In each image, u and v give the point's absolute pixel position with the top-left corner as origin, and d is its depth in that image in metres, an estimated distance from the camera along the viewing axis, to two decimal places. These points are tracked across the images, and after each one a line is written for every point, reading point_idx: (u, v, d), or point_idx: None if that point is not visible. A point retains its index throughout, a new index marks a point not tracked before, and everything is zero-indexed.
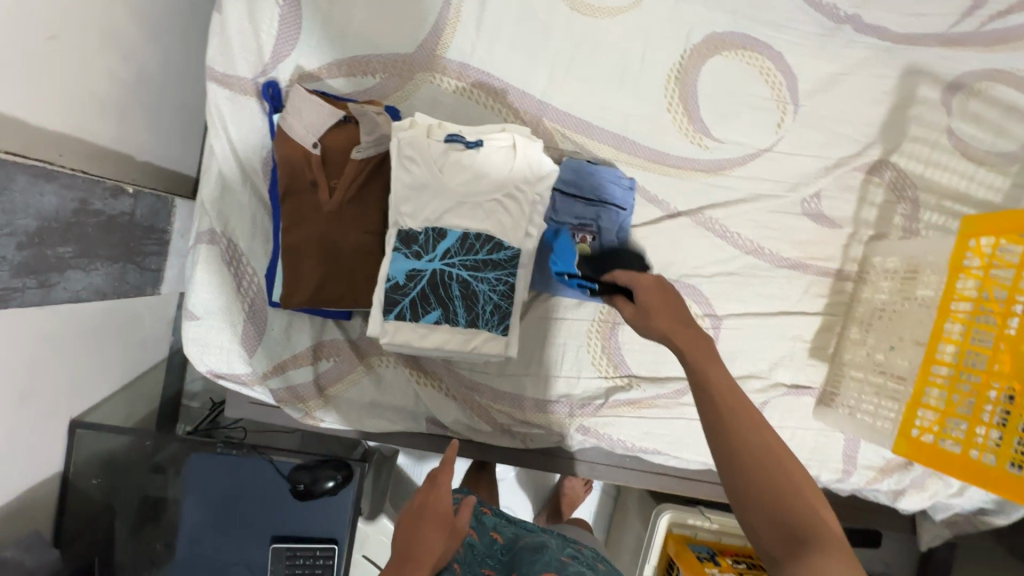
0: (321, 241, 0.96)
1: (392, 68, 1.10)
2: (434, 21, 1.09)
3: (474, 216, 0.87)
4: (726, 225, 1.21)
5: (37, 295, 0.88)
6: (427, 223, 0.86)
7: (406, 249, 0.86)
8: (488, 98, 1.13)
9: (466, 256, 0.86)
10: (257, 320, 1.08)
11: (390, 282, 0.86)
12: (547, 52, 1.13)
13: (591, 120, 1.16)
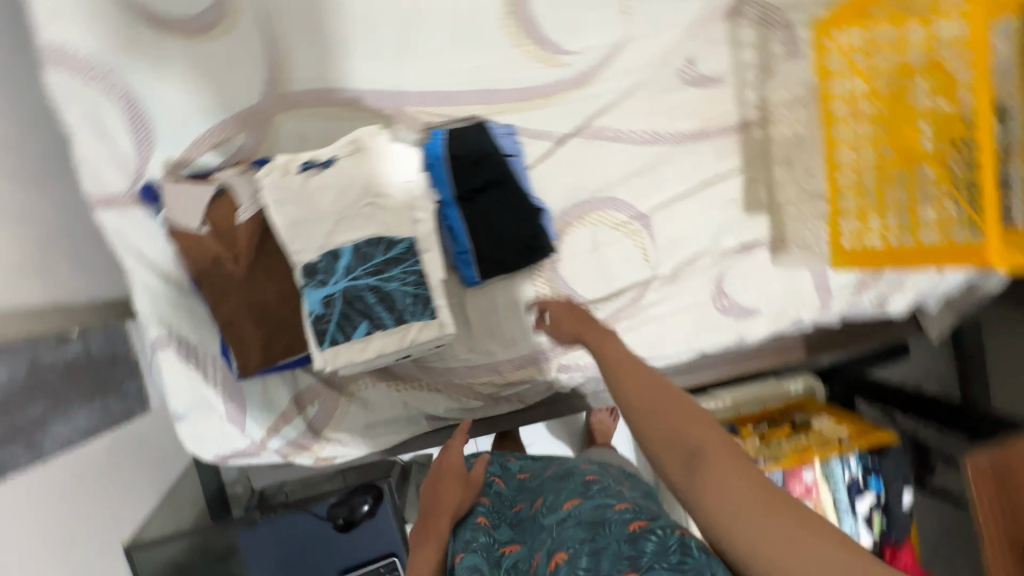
0: (253, 302, 1.02)
1: (249, 124, 1.14)
2: (266, 64, 1.11)
3: (358, 229, 0.96)
4: (618, 127, 1.21)
5: (30, 454, 0.97)
6: (323, 251, 0.95)
7: (314, 280, 0.94)
8: (347, 111, 1.16)
9: (367, 265, 0.95)
10: (235, 397, 1.14)
11: (312, 316, 0.95)
12: (380, 44, 1.14)
13: (449, 87, 1.17)
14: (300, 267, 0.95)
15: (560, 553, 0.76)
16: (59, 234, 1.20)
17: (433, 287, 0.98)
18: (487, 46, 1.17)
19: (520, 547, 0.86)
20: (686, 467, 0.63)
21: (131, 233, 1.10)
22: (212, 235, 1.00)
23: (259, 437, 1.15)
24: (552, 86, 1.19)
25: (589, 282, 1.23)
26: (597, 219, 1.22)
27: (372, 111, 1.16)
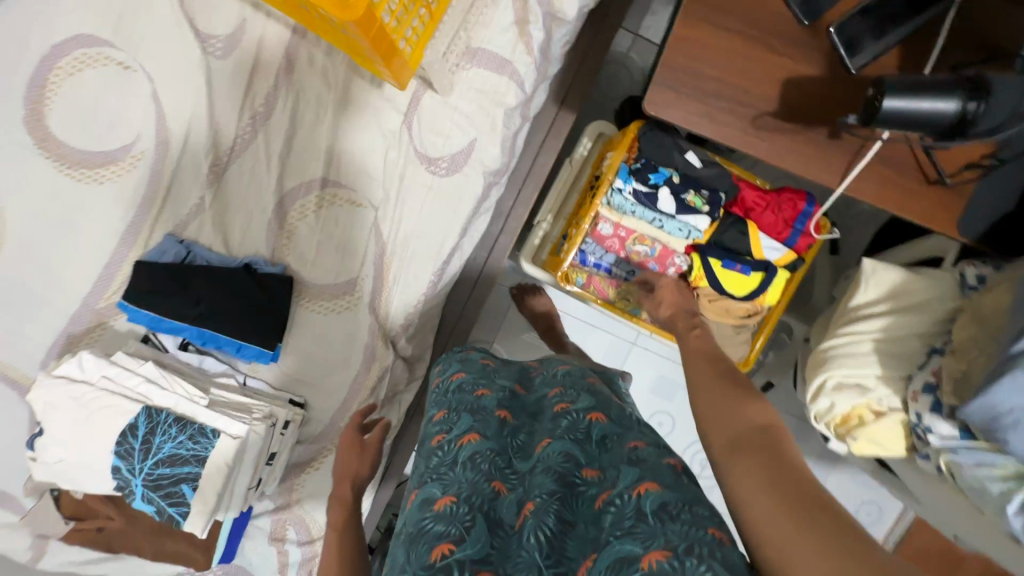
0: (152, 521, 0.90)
1: (49, 256, 0.91)
2: (21, 181, 0.88)
3: (106, 428, 0.77)
4: (479, 48, 0.88)
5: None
6: (128, 444, 0.77)
7: (133, 480, 0.78)
8: (151, 190, 0.91)
9: (166, 452, 0.78)
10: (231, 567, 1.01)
11: (167, 498, 0.79)
12: (139, 96, 0.88)
13: (252, 109, 0.91)
14: (105, 491, 0.79)
15: (449, 543, 0.50)
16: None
17: (200, 413, 0.79)
18: (163, 98, 0.89)
19: (464, 483, 0.56)
20: (758, 471, 0.47)
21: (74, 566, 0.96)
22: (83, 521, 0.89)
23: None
24: (313, 123, 0.92)
25: (509, 227, 1.04)
26: (476, 173, 0.93)
27: (152, 176, 0.90)
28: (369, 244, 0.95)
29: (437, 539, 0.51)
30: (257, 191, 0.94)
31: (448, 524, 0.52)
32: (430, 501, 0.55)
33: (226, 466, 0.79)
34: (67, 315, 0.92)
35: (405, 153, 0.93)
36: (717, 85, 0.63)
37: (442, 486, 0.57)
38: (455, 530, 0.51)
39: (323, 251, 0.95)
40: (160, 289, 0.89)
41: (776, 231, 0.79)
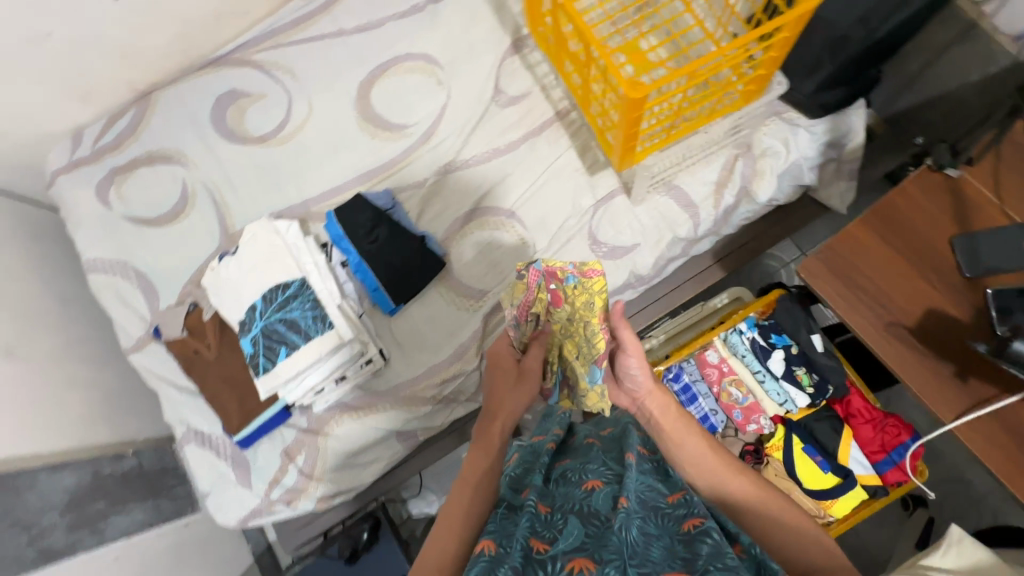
0: (232, 368, 1.04)
1: (315, 164, 1.23)
2: (335, 114, 1.24)
3: (269, 276, 0.97)
4: (679, 184, 1.08)
5: (93, 540, 0.99)
6: (271, 297, 0.95)
7: (253, 324, 0.95)
8: (401, 158, 1.21)
9: (288, 316, 0.94)
10: (240, 455, 1.10)
11: (263, 352, 0.93)
12: (435, 101, 1.22)
13: (495, 144, 1.18)
14: (230, 319, 0.97)
15: (544, 542, 0.59)
16: (121, 395, 1.28)
17: (330, 306, 0.96)
18: (448, 110, 1.21)
19: (558, 498, 0.68)
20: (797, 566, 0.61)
21: (154, 368, 1.17)
22: (189, 338, 1.07)
23: (264, 491, 1.08)
24: (531, 174, 1.16)
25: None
26: (626, 268, 1.08)
27: (405, 149, 1.21)
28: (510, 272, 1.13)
29: (535, 534, 0.60)
30: (463, 195, 1.17)
31: (546, 529, 0.62)
32: (526, 504, 0.66)
33: (320, 352, 0.94)
34: (289, 201, 1.22)
35: (581, 226, 1.12)
36: (867, 284, 0.73)
37: (540, 495, 0.68)
38: (551, 533, 0.61)
39: (470, 262, 1.14)
40: (359, 219, 1.14)
41: (871, 450, 0.81)
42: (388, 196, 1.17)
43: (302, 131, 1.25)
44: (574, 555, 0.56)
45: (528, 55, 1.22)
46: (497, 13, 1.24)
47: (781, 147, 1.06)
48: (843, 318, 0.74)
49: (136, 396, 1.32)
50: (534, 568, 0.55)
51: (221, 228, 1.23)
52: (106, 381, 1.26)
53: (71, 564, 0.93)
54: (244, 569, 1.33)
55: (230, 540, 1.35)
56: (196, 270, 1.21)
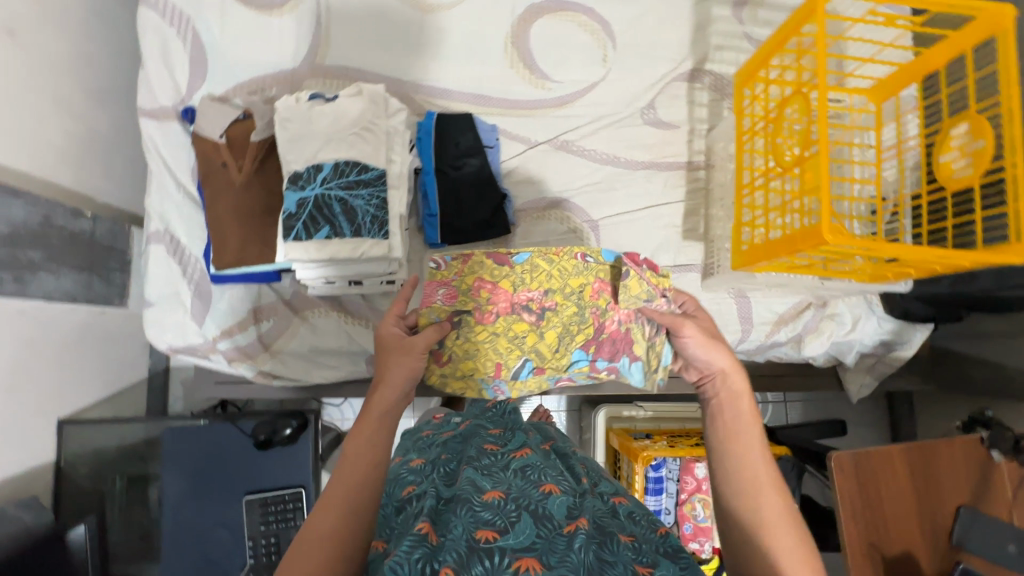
0: (252, 204, 0.93)
1: (440, 53, 1.11)
2: (489, 20, 1.12)
3: (347, 145, 0.85)
4: (749, 297, 1.08)
5: (12, 289, 0.85)
6: (334, 167, 0.84)
7: (301, 186, 0.83)
8: (525, 105, 1.11)
9: (346, 198, 0.83)
10: (204, 290, 1.00)
11: (292, 215, 0.83)
12: (588, 74, 1.12)
13: (618, 151, 1.12)
14: (286, 164, 0.85)
15: (492, 530, 0.57)
16: (101, 147, 1.10)
17: (393, 214, 0.86)
18: (595, 92, 1.12)
19: (514, 488, 0.65)
20: None
21: (162, 148, 1.02)
22: (224, 147, 0.93)
23: (212, 336, 0.99)
24: (632, 199, 1.11)
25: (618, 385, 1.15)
26: None
27: (533, 100, 1.11)
28: None
29: (483, 522, 0.58)
30: (561, 178, 1.10)
31: (497, 517, 0.59)
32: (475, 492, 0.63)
33: (359, 255, 0.83)
34: (396, 72, 1.09)
35: None
36: (874, 498, 0.76)
37: (491, 480, 0.66)
38: (501, 522, 0.58)
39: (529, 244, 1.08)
40: (455, 138, 1.04)
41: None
42: (494, 135, 1.08)
43: (447, 12, 1.11)
44: (520, 553, 0.55)
45: (697, 90, 1.14)
46: (694, 32, 1.15)
47: (849, 321, 1.09)
48: (838, 515, 0.75)
49: (115, 155, 1.15)
50: (478, 558, 0.53)
51: (311, 51, 1.08)
52: (94, 123, 1.08)
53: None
54: (133, 382, 1.22)
55: (134, 351, 1.22)
56: (260, 78, 1.06)
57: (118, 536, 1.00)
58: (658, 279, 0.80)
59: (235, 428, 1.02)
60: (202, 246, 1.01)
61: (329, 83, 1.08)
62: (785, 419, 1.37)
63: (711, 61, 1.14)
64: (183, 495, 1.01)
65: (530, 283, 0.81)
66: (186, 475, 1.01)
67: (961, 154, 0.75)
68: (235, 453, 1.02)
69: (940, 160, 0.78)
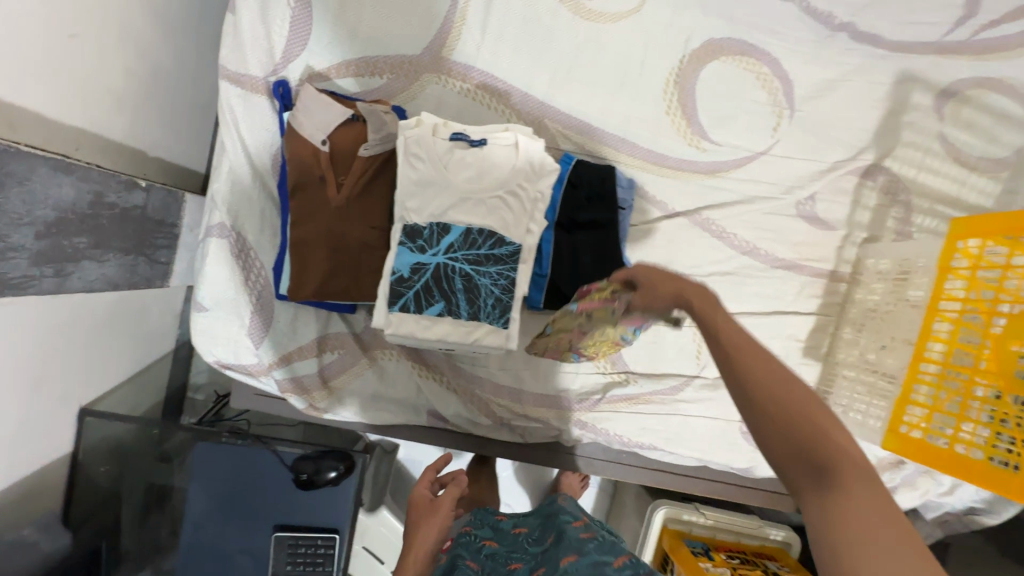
0: (346, 232, 0.77)
1: (590, 76, 0.91)
2: (656, 47, 0.91)
3: (484, 206, 0.69)
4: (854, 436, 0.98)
5: (51, 284, 0.70)
6: (465, 232, 0.69)
7: (420, 246, 0.69)
8: (671, 162, 0.94)
9: (470, 272, 0.69)
10: (267, 305, 0.86)
11: (404, 281, 0.68)
12: (751, 142, 0.95)
13: (760, 241, 0.96)
14: (405, 210, 0.69)
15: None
16: (163, 96, 0.91)
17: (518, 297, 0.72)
18: (754, 165, 0.95)
19: None
20: (815, 485, 0.44)
21: (242, 124, 0.84)
22: (325, 156, 0.76)
23: (268, 360, 0.86)
24: (759, 299, 0.97)
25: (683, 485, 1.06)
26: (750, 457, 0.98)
27: (682, 159, 0.94)
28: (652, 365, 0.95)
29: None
30: (688, 258, 0.95)
31: None
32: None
33: (470, 343, 0.70)
34: (533, 90, 0.90)
35: None
36: None
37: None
38: None
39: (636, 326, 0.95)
40: (588, 192, 0.88)
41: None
42: (631, 198, 0.91)
43: (612, 26, 0.90)
44: None
45: (866, 190, 0.97)
46: (883, 118, 0.97)
47: (948, 482, 1.01)
48: None
49: (178, 103, 0.95)
50: None
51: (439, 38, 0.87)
52: (160, 62, 0.88)
53: (13, 306, 0.65)
54: (160, 356, 1.10)
55: (165, 327, 1.09)
56: (372, 59, 0.87)
57: (131, 541, 0.92)
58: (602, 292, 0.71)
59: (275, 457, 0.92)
60: (272, 253, 0.86)
61: (451, 84, 0.89)
62: None
63: (893, 158, 0.97)
64: (208, 515, 0.93)
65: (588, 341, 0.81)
66: (215, 496, 0.93)
67: None
68: (271, 483, 0.93)
69: None
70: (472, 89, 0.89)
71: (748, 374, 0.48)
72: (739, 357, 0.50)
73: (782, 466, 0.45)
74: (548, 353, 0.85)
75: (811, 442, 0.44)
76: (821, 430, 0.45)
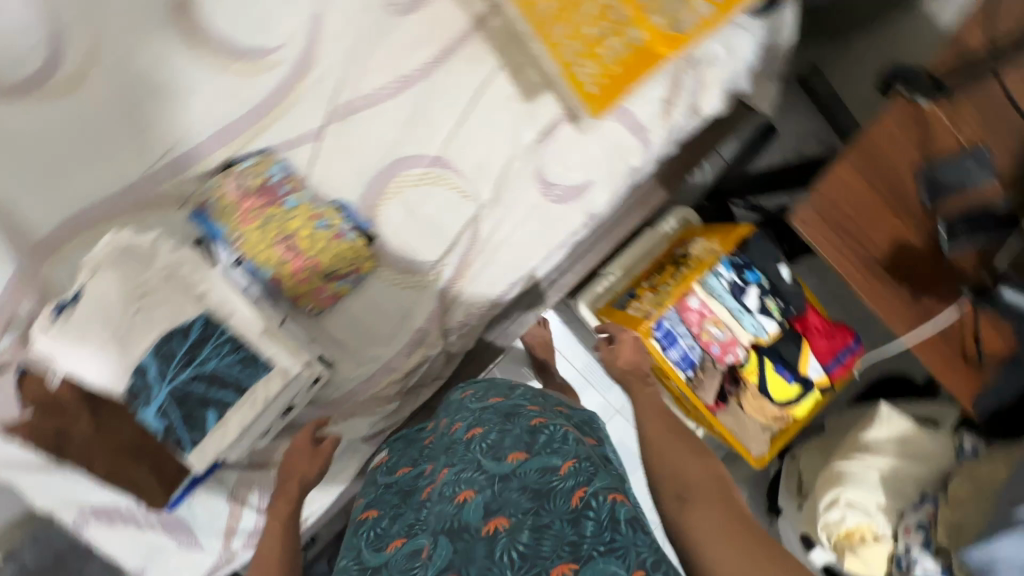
0: (126, 436, 0.78)
1: (136, 121, 0.84)
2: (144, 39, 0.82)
3: (152, 322, 0.69)
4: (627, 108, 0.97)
5: None
6: (155, 354, 0.69)
7: (145, 398, 0.69)
8: (272, 100, 0.88)
9: (196, 367, 0.69)
10: (173, 523, 0.88)
11: (165, 430, 0.70)
12: (300, 10, 0.86)
13: (402, 68, 0.91)
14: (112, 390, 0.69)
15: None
16: None
17: (258, 338, 0.73)
18: (325, 24, 0.88)
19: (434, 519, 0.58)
20: (678, 500, 0.56)
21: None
22: (40, 415, 0.75)
23: (221, 546, 0.91)
24: (451, 104, 0.94)
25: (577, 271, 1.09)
26: (581, 210, 0.98)
27: (275, 88, 0.87)
28: (442, 240, 0.95)
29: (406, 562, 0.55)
30: (373, 145, 0.92)
31: None
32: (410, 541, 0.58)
33: (263, 408, 0.72)
34: (118, 179, 0.85)
35: (526, 167, 0.96)
36: (847, 221, 0.75)
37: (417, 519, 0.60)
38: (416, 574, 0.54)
39: (401, 231, 0.94)
40: (240, 199, 0.84)
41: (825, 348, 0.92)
42: (278, 163, 0.87)
43: (99, 66, 0.81)
44: None
45: None
46: None
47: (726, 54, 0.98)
48: (810, 242, 0.75)
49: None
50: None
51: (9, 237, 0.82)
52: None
53: None
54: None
55: None
56: None
57: None
58: (230, 219, 0.84)
59: None
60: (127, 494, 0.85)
61: (60, 250, 0.83)
62: None
63: None
64: None
65: (321, 258, 0.88)
66: None
67: None
68: None
69: None
70: (82, 234, 0.83)
71: (657, 473, 0.61)
72: (655, 470, 0.61)
73: (663, 491, 0.58)
74: (321, 299, 0.91)
75: (683, 479, 0.58)
76: (677, 459, 0.60)
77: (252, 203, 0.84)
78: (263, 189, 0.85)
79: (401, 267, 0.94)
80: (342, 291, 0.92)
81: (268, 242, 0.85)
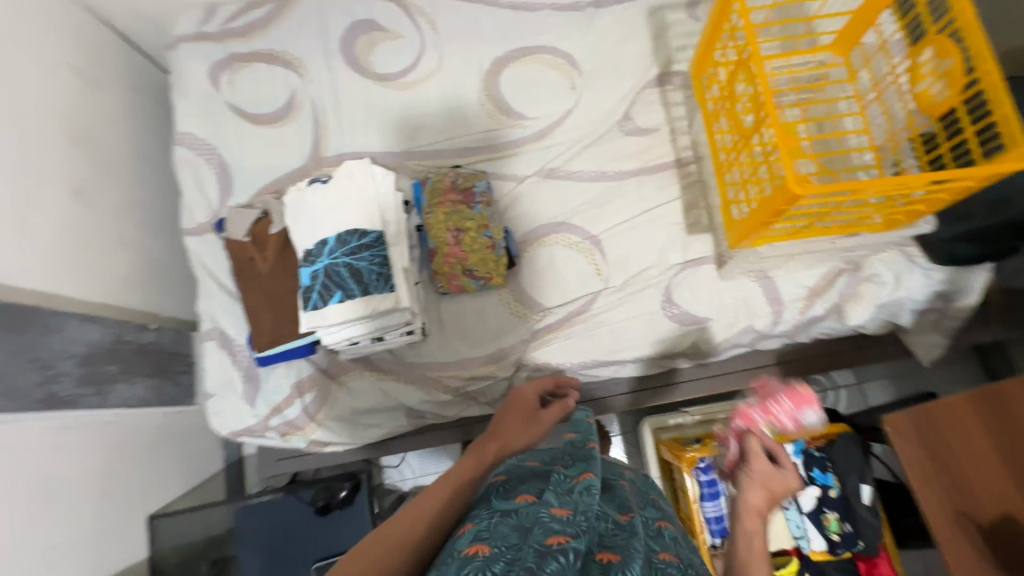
0: (277, 288, 1.03)
1: (423, 120, 1.22)
2: (461, 82, 1.22)
3: (344, 218, 0.94)
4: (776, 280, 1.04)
5: (95, 401, 1.00)
6: (333, 237, 0.93)
7: (310, 261, 0.93)
8: (509, 145, 1.19)
9: (348, 260, 0.92)
10: (253, 377, 1.10)
11: (303, 288, 0.93)
12: (560, 104, 1.19)
13: (606, 166, 1.15)
14: (298, 245, 0.95)
15: (487, 544, 0.59)
16: (159, 267, 1.27)
17: (396, 268, 0.94)
18: (570, 119, 1.18)
19: (581, 505, 0.62)
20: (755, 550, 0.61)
21: (205, 257, 1.16)
22: (250, 244, 1.06)
23: (264, 415, 1.08)
24: (629, 208, 1.12)
25: (657, 394, 1.13)
26: (689, 337, 1.05)
27: (515, 139, 1.19)
28: (563, 300, 1.09)
29: (552, 531, 0.57)
30: (557, 204, 1.15)
31: (565, 525, 0.59)
32: (538, 514, 0.61)
33: (370, 310, 0.91)
34: (390, 148, 1.21)
35: (659, 279, 1.08)
36: (949, 460, 0.69)
37: (561, 499, 0.63)
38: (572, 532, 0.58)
39: (537, 274, 1.11)
40: (446, 188, 1.11)
41: None
42: (484, 181, 1.13)
43: (422, 87, 1.23)
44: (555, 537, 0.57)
45: (669, 92, 1.17)
46: (654, 41, 1.19)
47: (891, 279, 1.01)
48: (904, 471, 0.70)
49: (173, 276, 1.30)
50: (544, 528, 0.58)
51: (315, 146, 1.22)
52: (152, 250, 1.25)
53: (68, 418, 0.94)
54: (211, 474, 1.32)
55: (211, 447, 1.34)
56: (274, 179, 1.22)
57: None
58: (434, 195, 1.10)
59: (296, 497, 1.09)
60: (247, 335, 1.12)
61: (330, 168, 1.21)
62: (862, 402, 1.29)
63: (677, 62, 1.17)
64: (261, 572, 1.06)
65: (472, 256, 1.07)
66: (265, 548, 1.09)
67: (935, 77, 0.72)
68: (301, 524, 1.08)
69: (917, 90, 0.75)
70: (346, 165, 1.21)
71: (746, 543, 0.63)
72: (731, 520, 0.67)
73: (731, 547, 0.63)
74: (451, 285, 1.09)
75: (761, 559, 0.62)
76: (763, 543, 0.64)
77: (455, 197, 1.10)
78: (469, 193, 1.10)
79: (519, 299, 1.10)
80: (467, 288, 1.09)
81: (445, 227, 1.09)
